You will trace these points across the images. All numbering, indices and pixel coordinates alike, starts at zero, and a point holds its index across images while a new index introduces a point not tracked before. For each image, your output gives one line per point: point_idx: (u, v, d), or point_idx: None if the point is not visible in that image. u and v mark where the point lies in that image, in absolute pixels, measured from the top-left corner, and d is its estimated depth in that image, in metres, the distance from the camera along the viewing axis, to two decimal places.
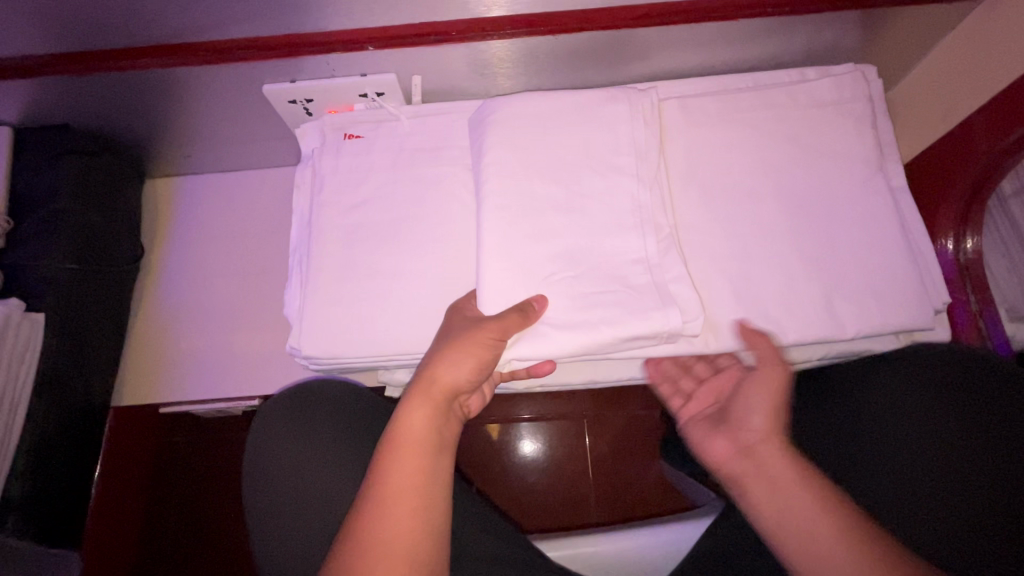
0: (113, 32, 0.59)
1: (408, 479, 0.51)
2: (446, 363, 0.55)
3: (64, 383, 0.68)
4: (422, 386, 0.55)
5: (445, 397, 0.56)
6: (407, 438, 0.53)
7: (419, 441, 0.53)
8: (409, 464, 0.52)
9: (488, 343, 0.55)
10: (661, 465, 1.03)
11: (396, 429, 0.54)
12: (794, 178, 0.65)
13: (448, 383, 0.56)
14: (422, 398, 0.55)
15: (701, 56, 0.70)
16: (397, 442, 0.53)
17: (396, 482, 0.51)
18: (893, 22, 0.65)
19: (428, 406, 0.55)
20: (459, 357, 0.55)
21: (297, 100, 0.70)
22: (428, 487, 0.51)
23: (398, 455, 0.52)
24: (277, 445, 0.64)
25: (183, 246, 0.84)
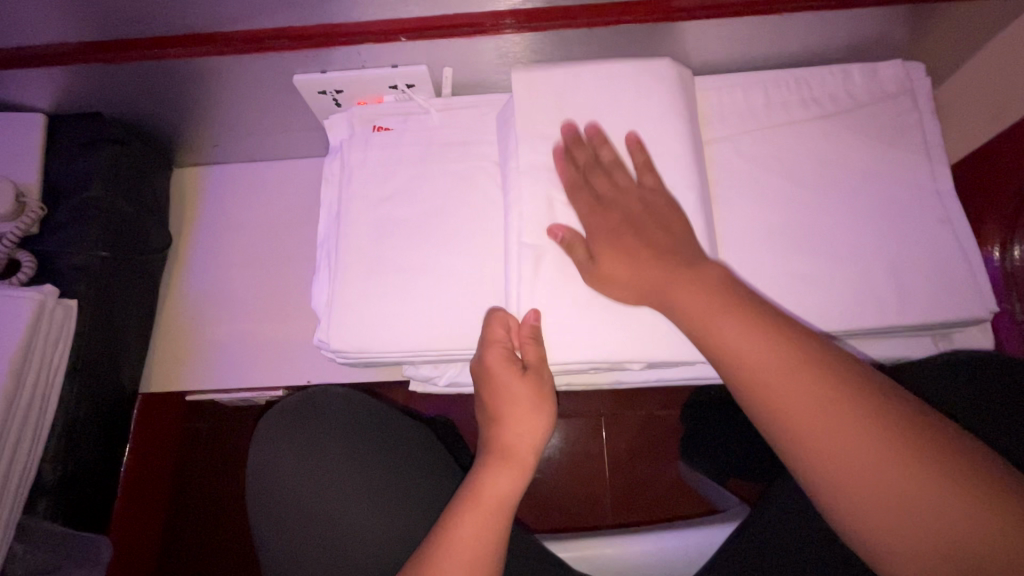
0: (146, 20, 0.59)
1: (477, 538, 0.49)
2: (513, 432, 0.57)
3: (95, 369, 0.68)
4: (497, 456, 0.56)
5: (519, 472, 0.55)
6: (482, 503, 0.52)
7: (492, 511, 0.52)
8: (479, 525, 0.50)
9: (541, 405, 0.57)
10: (681, 466, 1.02)
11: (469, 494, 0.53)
12: (830, 178, 0.64)
13: (521, 457, 0.56)
14: (499, 467, 0.55)
15: (739, 51, 0.68)
16: (471, 502, 0.52)
17: (461, 546, 0.49)
18: (941, 17, 0.62)
19: (508, 468, 0.55)
20: (527, 425, 0.57)
21: (327, 91, 0.70)
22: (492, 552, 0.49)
23: (469, 514, 0.51)
24: (292, 459, 0.63)
25: (210, 235, 0.85)
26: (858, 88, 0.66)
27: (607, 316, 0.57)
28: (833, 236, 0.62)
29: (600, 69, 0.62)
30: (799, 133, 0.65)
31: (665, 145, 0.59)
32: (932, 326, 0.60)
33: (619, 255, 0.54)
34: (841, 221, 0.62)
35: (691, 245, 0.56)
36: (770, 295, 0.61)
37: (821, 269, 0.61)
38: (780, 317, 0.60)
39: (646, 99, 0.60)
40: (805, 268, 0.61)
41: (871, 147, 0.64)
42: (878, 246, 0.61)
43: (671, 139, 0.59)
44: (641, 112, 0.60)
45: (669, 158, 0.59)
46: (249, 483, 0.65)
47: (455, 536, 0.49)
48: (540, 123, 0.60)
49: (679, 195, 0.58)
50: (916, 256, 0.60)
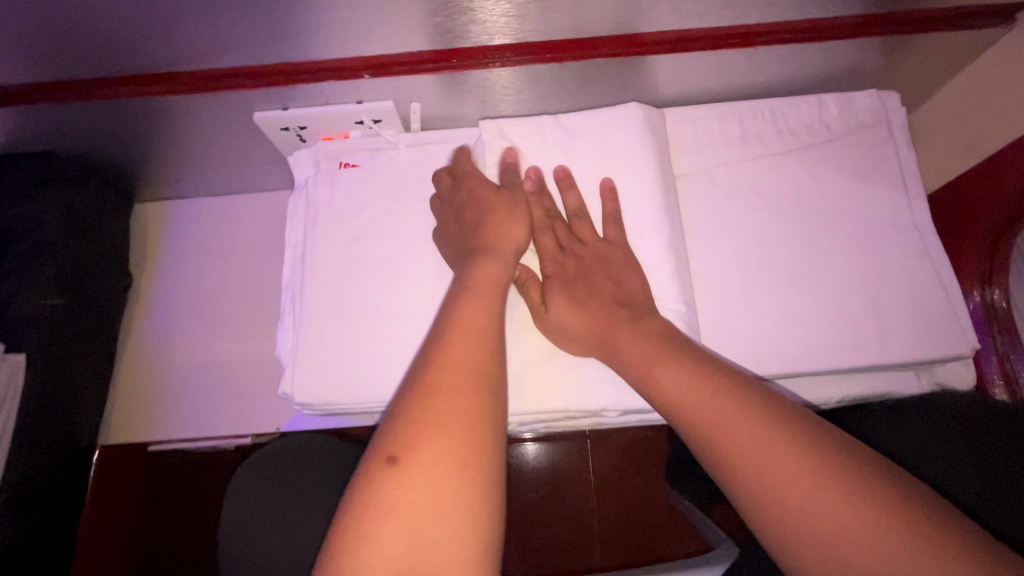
0: (93, 61, 0.56)
1: (435, 478, 0.36)
2: (447, 354, 0.42)
3: (48, 425, 0.65)
4: (429, 373, 0.40)
5: (472, 386, 0.40)
6: (424, 425, 0.37)
7: (443, 461, 0.36)
8: (434, 458, 0.36)
9: (481, 333, 0.44)
10: (668, 494, 1.01)
11: (399, 426, 0.38)
12: (809, 211, 0.62)
13: (465, 369, 0.41)
14: (436, 382, 0.40)
15: (713, 81, 0.66)
16: (409, 429, 0.37)
17: (403, 514, 0.34)
18: (917, 46, 0.61)
19: (456, 386, 0.40)
20: (462, 345, 0.42)
21: (290, 127, 0.67)
22: (465, 487, 0.36)
23: (411, 450, 0.36)
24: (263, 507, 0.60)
25: (175, 272, 0.81)
26: (833, 118, 0.65)
27: (576, 368, 0.56)
28: (812, 272, 0.60)
29: (568, 119, 0.62)
30: (775, 165, 0.64)
31: (634, 192, 0.59)
32: (914, 364, 0.59)
33: (572, 305, 0.54)
34: (819, 257, 0.61)
35: (664, 295, 0.56)
36: (751, 335, 0.59)
37: (801, 308, 0.59)
38: (761, 358, 0.58)
39: (615, 146, 0.60)
40: (785, 308, 0.60)
41: (848, 179, 0.63)
42: (858, 283, 0.60)
43: (641, 184, 0.59)
44: (608, 159, 0.60)
45: (641, 203, 0.59)
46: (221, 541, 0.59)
47: (397, 481, 0.35)
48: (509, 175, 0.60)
49: (645, 244, 0.58)
50: (895, 292, 0.59)
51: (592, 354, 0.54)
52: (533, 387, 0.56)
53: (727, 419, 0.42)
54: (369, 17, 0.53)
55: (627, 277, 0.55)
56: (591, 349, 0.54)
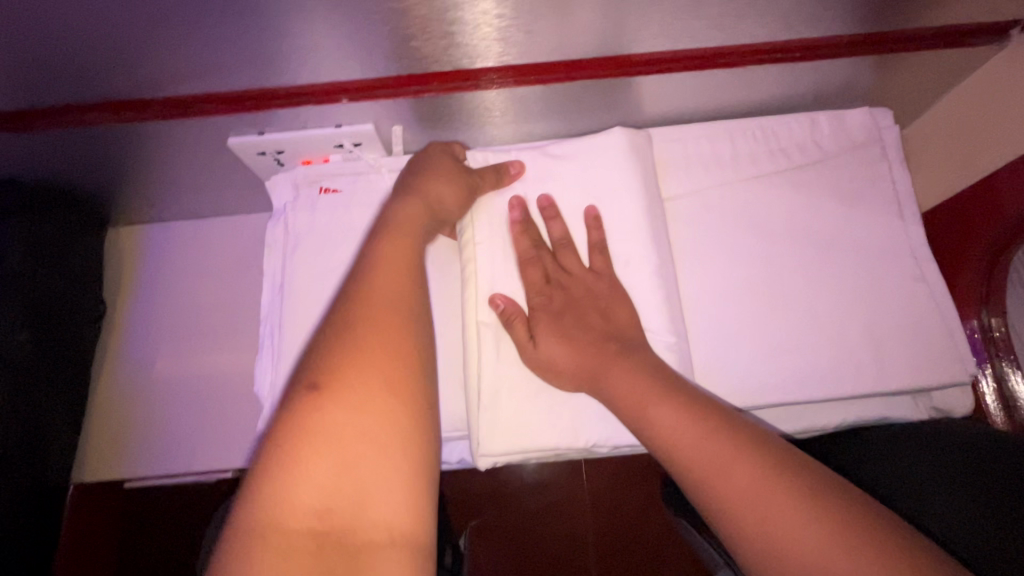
0: (53, 89, 0.53)
1: (366, 397, 0.33)
2: (375, 283, 0.39)
3: (16, 468, 0.62)
4: (356, 304, 0.37)
5: (399, 312, 0.37)
6: (352, 351, 0.35)
7: (369, 383, 0.34)
8: (362, 382, 0.33)
9: (405, 263, 0.41)
10: (661, 513, 0.99)
11: (324, 354, 0.35)
12: (802, 235, 0.61)
13: (394, 296, 0.38)
14: (363, 308, 0.37)
15: (703, 101, 0.65)
16: (337, 355, 0.34)
17: (331, 434, 0.31)
18: (910, 65, 0.60)
19: (377, 314, 0.37)
20: (390, 275, 0.39)
21: (267, 152, 0.64)
22: (396, 414, 0.33)
23: (338, 375, 0.33)
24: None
25: (151, 299, 0.79)
26: (826, 138, 0.64)
27: (562, 404, 0.54)
28: (806, 298, 0.59)
29: (555, 147, 0.61)
30: (767, 187, 0.62)
31: (624, 218, 0.57)
32: (911, 390, 0.58)
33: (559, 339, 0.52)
34: (813, 282, 0.59)
35: (656, 328, 0.55)
36: (745, 365, 0.57)
37: (796, 335, 0.58)
38: (756, 389, 0.56)
39: (602, 173, 0.59)
40: (779, 335, 0.58)
41: (842, 201, 0.61)
42: (853, 309, 0.58)
43: (631, 210, 0.57)
44: (595, 185, 0.58)
45: (631, 231, 0.57)
46: None
47: (325, 408, 0.32)
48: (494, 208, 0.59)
49: (634, 274, 0.56)
50: (891, 317, 0.58)
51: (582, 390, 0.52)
52: (522, 425, 0.54)
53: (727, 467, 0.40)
54: (345, 42, 0.50)
55: (615, 306, 0.53)
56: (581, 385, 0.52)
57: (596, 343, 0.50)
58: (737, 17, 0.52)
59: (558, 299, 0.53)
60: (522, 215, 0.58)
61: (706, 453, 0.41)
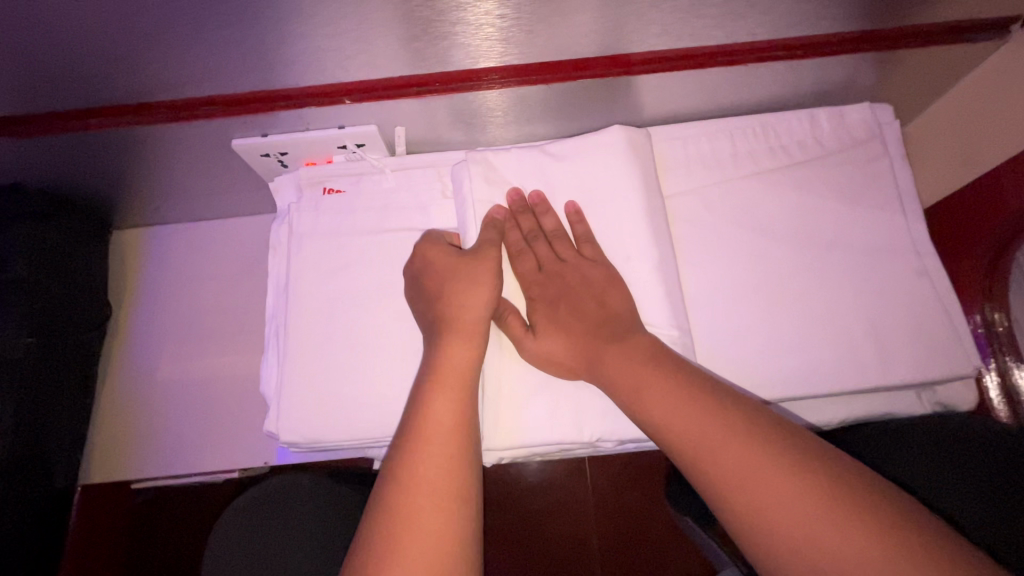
0: (58, 94, 0.53)
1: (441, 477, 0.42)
2: (433, 415, 0.45)
3: (23, 471, 0.62)
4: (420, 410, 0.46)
5: (453, 442, 0.44)
6: (414, 483, 0.41)
7: (445, 466, 0.42)
8: (439, 467, 0.42)
9: (469, 349, 0.50)
10: (666, 510, 0.99)
11: (391, 482, 0.42)
12: (805, 231, 0.61)
13: (449, 426, 0.44)
14: (422, 439, 0.43)
15: (704, 99, 0.65)
16: (402, 485, 0.41)
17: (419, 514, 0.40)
18: (910, 62, 0.60)
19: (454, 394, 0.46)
20: (445, 403, 0.46)
21: (270, 153, 0.65)
22: (450, 539, 0.39)
23: (404, 506, 0.40)
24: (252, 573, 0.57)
25: (155, 302, 0.79)
26: (826, 134, 0.64)
27: (569, 400, 0.54)
28: (809, 294, 0.59)
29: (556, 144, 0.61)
30: (769, 184, 0.63)
31: (626, 215, 0.58)
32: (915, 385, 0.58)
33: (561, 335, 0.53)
34: (816, 277, 0.60)
35: (660, 325, 0.55)
36: (748, 361, 0.57)
37: (799, 331, 0.58)
38: (759, 385, 0.57)
39: (604, 169, 0.59)
40: (783, 331, 0.58)
41: (843, 197, 0.62)
42: (855, 305, 0.59)
43: (633, 207, 0.58)
44: (597, 182, 0.59)
45: (633, 228, 0.57)
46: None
47: (394, 537, 0.39)
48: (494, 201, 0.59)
49: (636, 271, 0.57)
50: (893, 313, 0.58)
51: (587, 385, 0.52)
52: (526, 418, 0.54)
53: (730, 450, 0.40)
54: (348, 44, 0.51)
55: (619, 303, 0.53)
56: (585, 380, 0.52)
57: (601, 340, 0.51)
58: (738, 16, 0.52)
59: (561, 295, 0.54)
60: (525, 213, 0.58)
61: (705, 433, 0.42)
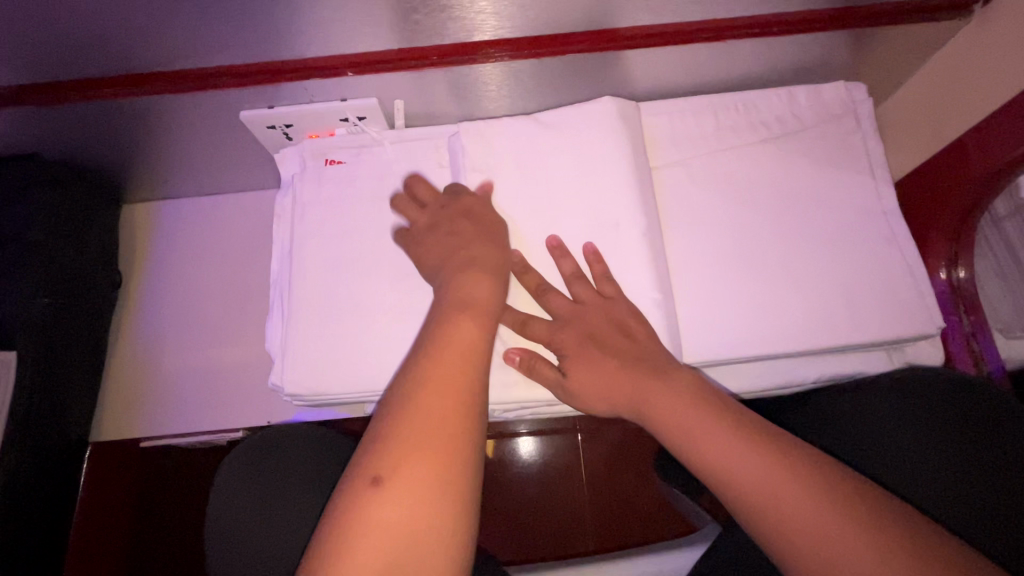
0: (78, 63, 0.57)
1: (436, 429, 0.42)
2: (454, 335, 0.49)
3: (40, 424, 0.65)
4: (426, 363, 0.46)
5: (469, 360, 0.47)
6: (431, 387, 0.44)
7: (444, 417, 0.43)
8: (435, 417, 0.43)
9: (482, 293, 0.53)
10: (655, 482, 1.03)
11: (412, 383, 0.45)
12: (782, 200, 0.64)
13: (467, 345, 0.48)
14: (442, 352, 0.47)
15: (687, 76, 0.69)
16: (407, 436, 0.41)
17: (413, 456, 0.40)
18: (881, 40, 0.64)
19: (458, 356, 0.47)
20: (465, 327, 0.50)
21: (276, 125, 0.68)
22: (454, 453, 0.41)
23: (421, 403, 0.43)
24: (246, 524, 0.58)
25: (163, 272, 0.82)
26: (804, 110, 0.68)
27: None
28: (785, 258, 0.63)
29: (545, 118, 0.65)
30: (749, 155, 0.66)
31: (613, 182, 0.61)
32: (883, 343, 0.61)
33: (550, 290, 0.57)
34: (793, 242, 0.63)
35: (644, 283, 0.59)
36: (727, 320, 0.61)
37: (776, 292, 0.62)
38: (738, 342, 0.60)
39: (591, 142, 0.63)
40: (761, 292, 0.62)
41: (819, 167, 0.65)
42: (829, 268, 0.62)
43: (620, 175, 0.61)
44: (586, 152, 0.62)
45: (620, 194, 0.61)
46: (213, 519, 0.59)
47: (405, 441, 0.41)
48: (488, 184, 0.62)
49: (622, 234, 0.60)
50: (865, 275, 0.62)
51: (574, 339, 0.56)
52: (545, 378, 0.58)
53: (704, 426, 0.48)
54: (352, 15, 0.54)
55: None
56: (572, 333, 0.56)
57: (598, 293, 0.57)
58: None
59: None
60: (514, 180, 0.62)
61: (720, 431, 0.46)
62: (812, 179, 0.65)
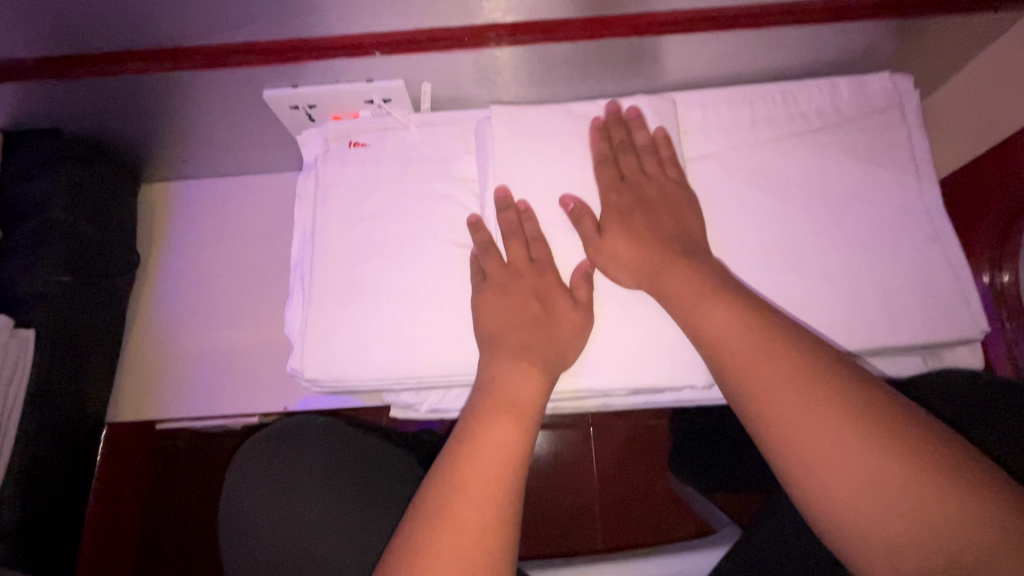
0: (101, 36, 0.55)
1: (480, 497, 0.43)
2: (495, 437, 0.47)
3: (57, 402, 0.65)
4: (479, 418, 0.48)
5: (506, 467, 0.45)
6: (469, 499, 0.43)
7: (489, 484, 0.44)
8: (481, 485, 0.44)
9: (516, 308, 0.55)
10: (670, 479, 1.01)
11: (451, 497, 0.44)
12: (820, 195, 0.62)
13: (506, 449, 0.46)
14: (479, 458, 0.45)
15: (723, 65, 0.66)
16: (453, 504, 0.43)
17: (459, 524, 0.42)
18: (930, 31, 0.61)
19: (510, 417, 0.48)
20: (502, 430, 0.47)
21: (300, 106, 0.67)
22: (499, 525, 0.43)
23: (455, 521, 0.42)
24: (271, 498, 0.55)
25: (182, 253, 0.81)
26: (844, 102, 0.65)
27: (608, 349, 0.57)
28: (821, 255, 0.60)
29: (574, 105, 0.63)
30: (786, 148, 0.64)
31: (646, 172, 0.59)
32: (920, 347, 0.59)
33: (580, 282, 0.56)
34: (829, 239, 0.61)
35: None
36: None
37: (811, 291, 0.59)
38: None
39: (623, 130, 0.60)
40: (796, 291, 0.59)
41: (860, 162, 0.63)
42: (867, 267, 0.60)
43: (653, 164, 0.59)
44: (618, 140, 0.61)
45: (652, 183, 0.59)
46: (230, 507, 0.56)
47: (451, 513, 0.43)
48: (515, 172, 0.60)
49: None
50: (904, 275, 0.59)
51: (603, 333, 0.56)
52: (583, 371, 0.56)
53: (798, 403, 0.42)
54: None
55: (634, 253, 0.55)
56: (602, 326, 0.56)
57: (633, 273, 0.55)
58: None
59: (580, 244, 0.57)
60: (543, 167, 0.61)
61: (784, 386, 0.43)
62: (852, 173, 0.63)
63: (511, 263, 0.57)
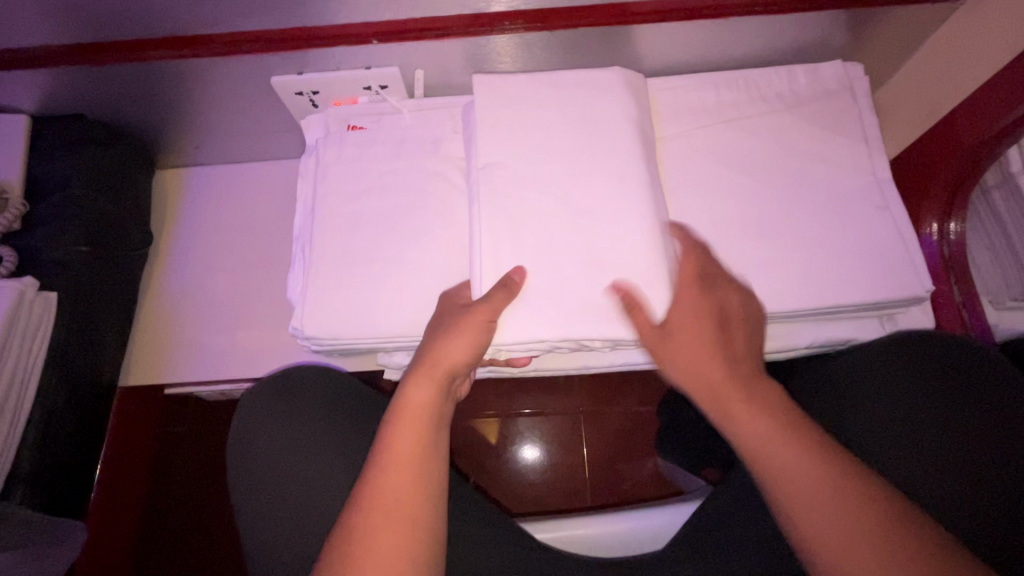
0: (126, 24, 0.61)
1: (402, 454, 0.51)
2: (413, 398, 0.54)
3: (73, 363, 0.70)
4: (404, 382, 0.55)
5: (424, 424, 0.53)
6: (392, 455, 0.51)
7: (413, 443, 0.52)
8: (403, 443, 0.52)
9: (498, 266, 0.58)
10: (655, 459, 1.05)
11: (379, 453, 0.52)
12: (779, 171, 0.68)
13: (423, 408, 0.54)
14: (402, 418, 0.53)
15: (691, 53, 0.72)
16: (379, 462, 0.51)
17: (386, 477, 0.50)
18: (878, 22, 0.67)
19: (428, 378, 0.55)
20: (420, 392, 0.54)
21: (304, 92, 0.73)
22: (419, 474, 0.51)
23: (382, 471, 0.51)
24: (274, 443, 0.61)
25: (192, 232, 0.87)
26: (801, 87, 0.71)
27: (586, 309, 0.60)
28: (781, 223, 0.66)
29: (556, 81, 0.67)
30: (747, 128, 0.69)
31: (619, 146, 0.64)
32: (874, 307, 0.64)
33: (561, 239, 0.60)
34: (789, 209, 0.66)
35: (646, 234, 0.61)
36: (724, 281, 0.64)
37: (771, 255, 0.64)
38: None
39: (599, 106, 0.66)
40: (758, 255, 0.65)
41: (816, 140, 0.68)
42: (822, 234, 0.65)
43: (625, 140, 0.65)
44: (594, 112, 0.65)
45: (625, 157, 0.64)
46: (232, 451, 0.62)
47: (379, 467, 0.51)
48: (500, 142, 0.65)
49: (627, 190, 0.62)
50: (857, 240, 0.64)
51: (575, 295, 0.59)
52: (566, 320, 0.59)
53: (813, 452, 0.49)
54: None
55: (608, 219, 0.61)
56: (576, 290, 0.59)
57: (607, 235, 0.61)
58: None
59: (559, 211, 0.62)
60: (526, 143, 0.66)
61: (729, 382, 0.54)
62: (809, 151, 0.68)
63: (493, 230, 0.61)
